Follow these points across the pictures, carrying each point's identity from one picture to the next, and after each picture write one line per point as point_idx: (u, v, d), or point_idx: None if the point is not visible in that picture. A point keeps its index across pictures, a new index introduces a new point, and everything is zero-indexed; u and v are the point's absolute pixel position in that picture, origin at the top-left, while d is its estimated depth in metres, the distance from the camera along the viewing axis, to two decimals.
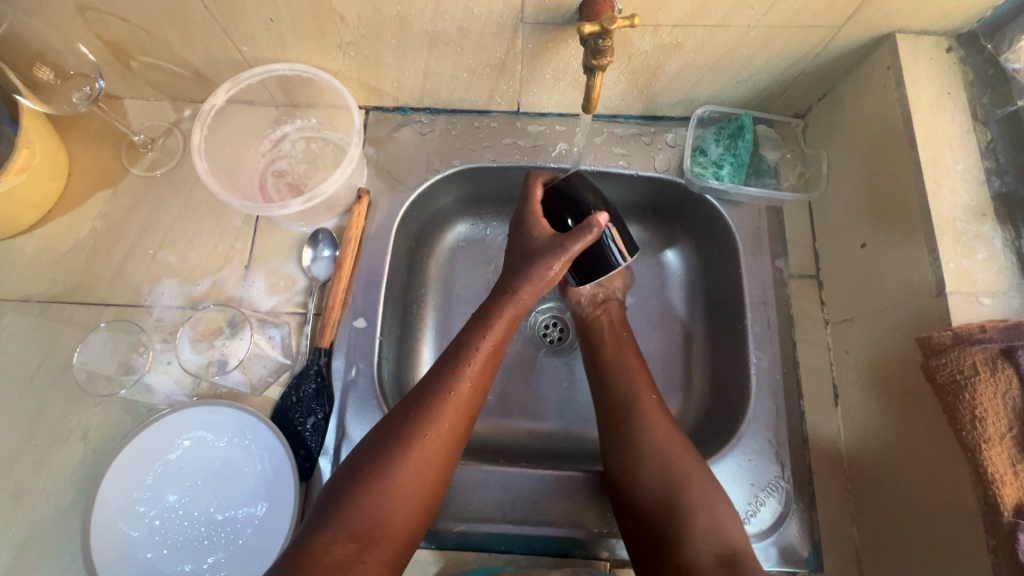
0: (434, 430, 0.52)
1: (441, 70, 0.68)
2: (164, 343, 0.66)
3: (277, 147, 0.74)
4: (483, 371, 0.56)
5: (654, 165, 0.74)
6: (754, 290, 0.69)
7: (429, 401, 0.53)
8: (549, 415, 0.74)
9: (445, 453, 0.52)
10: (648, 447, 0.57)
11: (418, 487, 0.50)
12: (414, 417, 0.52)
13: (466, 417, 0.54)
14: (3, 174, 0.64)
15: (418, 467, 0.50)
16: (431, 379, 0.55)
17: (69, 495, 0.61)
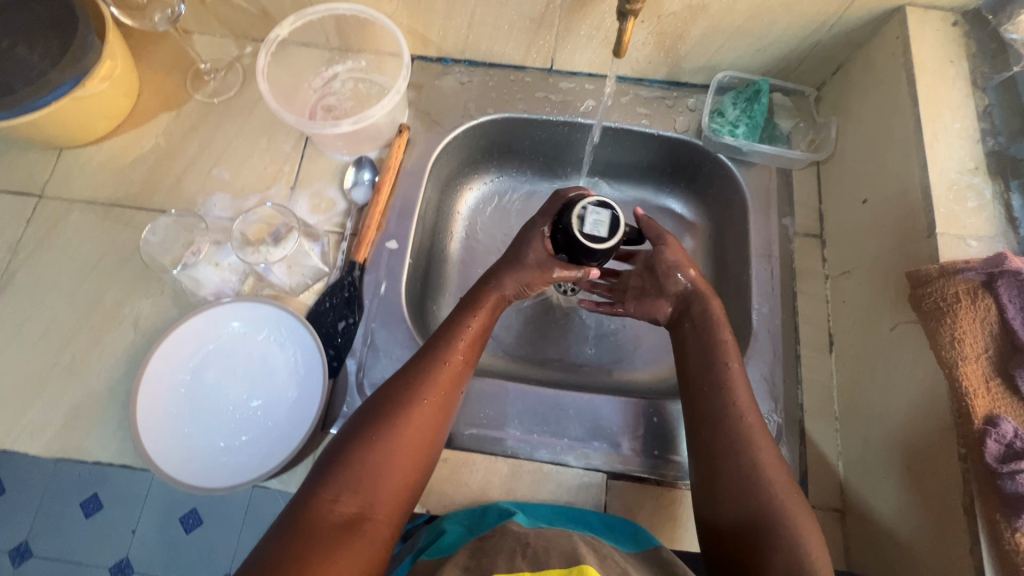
0: (430, 396, 0.55)
1: (485, 21, 0.74)
2: (213, 244, 0.72)
3: (327, 84, 0.81)
4: (474, 345, 0.60)
5: (675, 126, 0.79)
6: (760, 244, 0.74)
7: (426, 370, 0.57)
8: (558, 352, 0.80)
9: (439, 420, 0.56)
10: (710, 420, 0.57)
11: (417, 451, 0.53)
12: (409, 385, 0.56)
13: (460, 384, 0.58)
14: (91, 81, 0.70)
15: (416, 432, 0.54)
16: (429, 350, 0.59)
17: (118, 373, 0.67)
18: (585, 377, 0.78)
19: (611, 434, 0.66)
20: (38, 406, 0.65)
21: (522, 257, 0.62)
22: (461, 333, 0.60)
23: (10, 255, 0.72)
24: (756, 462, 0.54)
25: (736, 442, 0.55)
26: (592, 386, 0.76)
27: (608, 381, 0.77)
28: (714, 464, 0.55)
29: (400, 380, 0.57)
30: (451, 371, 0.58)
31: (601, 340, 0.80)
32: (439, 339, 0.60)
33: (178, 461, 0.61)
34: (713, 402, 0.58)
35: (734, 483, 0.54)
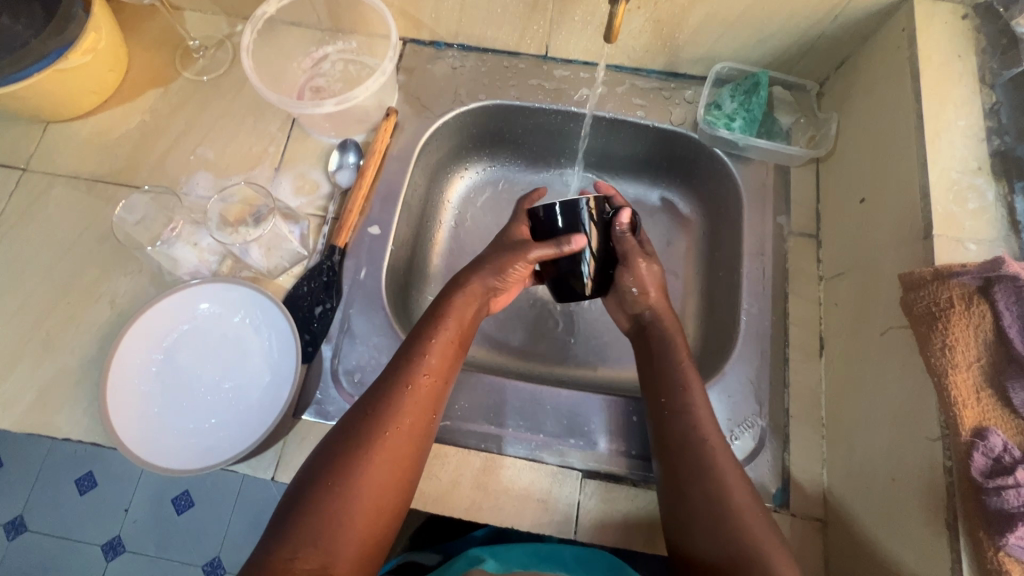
0: (396, 424, 0.54)
1: (477, 3, 0.73)
2: (193, 223, 0.71)
3: (317, 65, 0.79)
4: (443, 364, 0.59)
5: (671, 118, 0.77)
6: (752, 243, 0.71)
7: (392, 396, 0.55)
8: (542, 347, 0.78)
9: (408, 450, 0.54)
10: (673, 445, 0.56)
11: (384, 488, 0.52)
12: (372, 413, 0.54)
13: (429, 408, 0.57)
14: (73, 53, 0.70)
15: (383, 464, 0.52)
16: (395, 374, 0.57)
17: (92, 349, 0.66)
18: (568, 372, 0.76)
19: (587, 432, 0.64)
20: (10, 380, 0.64)
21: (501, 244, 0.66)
22: (428, 353, 0.59)
23: None
24: (723, 486, 0.53)
25: (703, 465, 0.54)
26: (575, 382, 0.75)
27: (592, 379, 0.75)
28: (681, 488, 0.54)
29: (365, 407, 0.55)
30: (421, 395, 0.56)
31: (587, 337, 0.79)
32: (406, 361, 0.58)
33: (145, 441, 0.60)
34: (680, 424, 0.57)
35: (703, 505, 0.52)
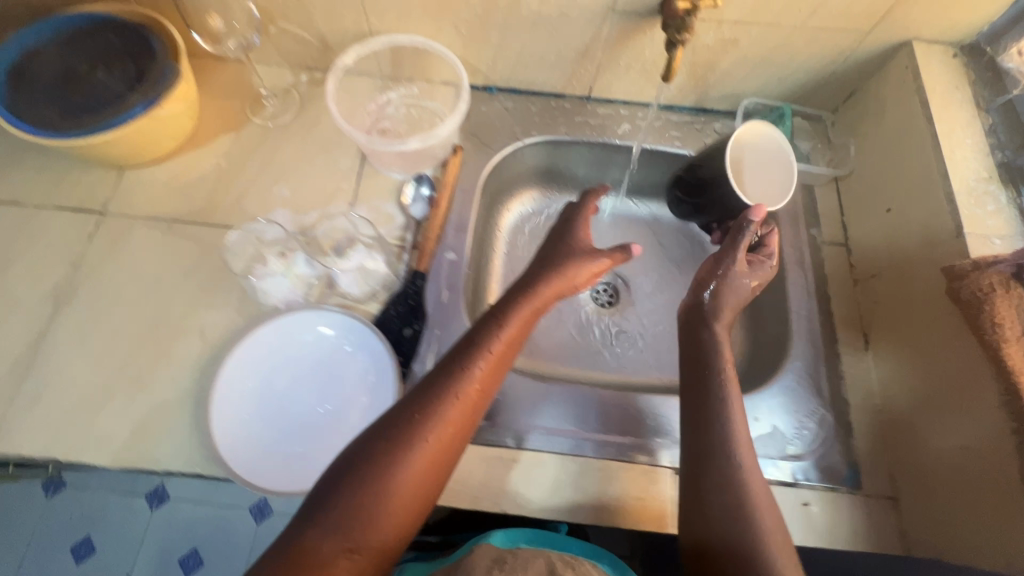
0: (441, 432, 0.54)
1: (533, 52, 0.81)
2: (278, 256, 0.73)
3: (381, 109, 0.86)
4: (489, 377, 0.59)
5: (705, 147, 0.87)
6: (792, 253, 0.80)
7: (437, 403, 0.55)
8: (602, 361, 0.87)
9: (448, 457, 0.54)
10: (711, 435, 0.59)
11: (419, 491, 0.52)
12: (416, 417, 0.54)
13: (473, 418, 0.57)
14: (169, 101, 0.73)
15: (415, 470, 0.52)
16: (443, 379, 0.56)
17: (186, 382, 0.67)
18: (623, 379, 0.85)
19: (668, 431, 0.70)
20: (105, 417, 0.65)
21: (573, 248, 0.70)
22: (476, 362, 0.58)
23: (73, 269, 0.73)
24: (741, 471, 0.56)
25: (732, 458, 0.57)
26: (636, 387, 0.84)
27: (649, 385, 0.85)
28: (706, 475, 0.56)
29: (407, 409, 0.54)
30: (465, 405, 0.56)
31: (639, 350, 0.88)
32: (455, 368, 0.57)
33: (252, 467, 0.62)
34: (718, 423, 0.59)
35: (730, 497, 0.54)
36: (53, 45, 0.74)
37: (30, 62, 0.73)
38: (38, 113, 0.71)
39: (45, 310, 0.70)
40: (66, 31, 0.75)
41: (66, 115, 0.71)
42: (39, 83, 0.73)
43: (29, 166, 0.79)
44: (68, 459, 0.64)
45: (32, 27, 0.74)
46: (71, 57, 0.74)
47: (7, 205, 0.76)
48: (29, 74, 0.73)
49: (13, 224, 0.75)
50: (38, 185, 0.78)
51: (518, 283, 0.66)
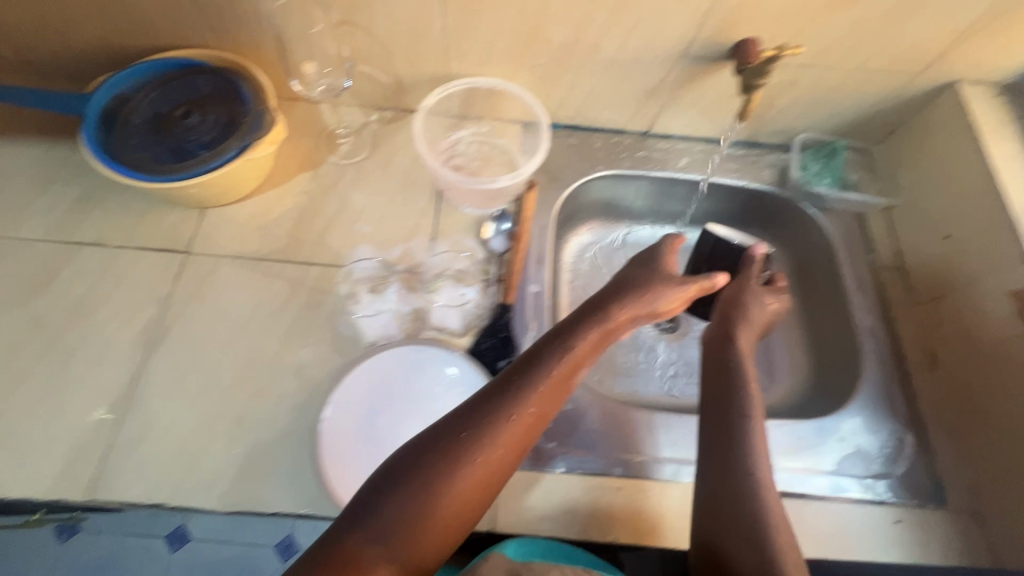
0: (492, 453, 0.51)
1: (602, 92, 0.85)
2: (370, 291, 0.75)
3: (453, 146, 0.88)
4: (549, 404, 0.55)
5: (761, 180, 0.92)
6: (853, 279, 0.84)
7: (496, 424, 0.52)
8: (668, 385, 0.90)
9: (494, 478, 0.51)
10: (742, 457, 0.60)
11: (461, 510, 0.49)
12: (472, 434, 0.51)
13: (525, 442, 0.54)
14: (261, 148, 0.73)
15: (462, 490, 0.49)
16: (503, 398, 0.54)
17: (287, 421, 0.68)
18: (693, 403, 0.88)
19: None
20: (208, 459, 0.65)
21: (655, 270, 0.71)
22: (539, 385, 0.55)
23: (163, 310, 0.73)
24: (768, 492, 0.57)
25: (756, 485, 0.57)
26: None
27: None
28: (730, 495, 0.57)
29: (463, 425, 0.52)
30: (522, 431, 0.53)
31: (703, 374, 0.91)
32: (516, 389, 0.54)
33: None
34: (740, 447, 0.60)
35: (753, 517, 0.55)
36: (145, 89, 0.76)
37: (124, 106, 0.75)
38: (135, 155, 0.73)
39: (139, 352, 0.70)
40: (158, 77, 0.78)
41: (164, 159, 0.74)
42: (133, 127, 0.74)
43: (111, 208, 0.79)
44: (174, 503, 0.63)
45: (124, 72, 0.76)
46: (164, 101, 0.76)
47: (92, 247, 0.76)
48: (122, 118, 0.75)
49: (99, 266, 0.75)
50: (122, 226, 0.78)
51: (589, 300, 0.65)
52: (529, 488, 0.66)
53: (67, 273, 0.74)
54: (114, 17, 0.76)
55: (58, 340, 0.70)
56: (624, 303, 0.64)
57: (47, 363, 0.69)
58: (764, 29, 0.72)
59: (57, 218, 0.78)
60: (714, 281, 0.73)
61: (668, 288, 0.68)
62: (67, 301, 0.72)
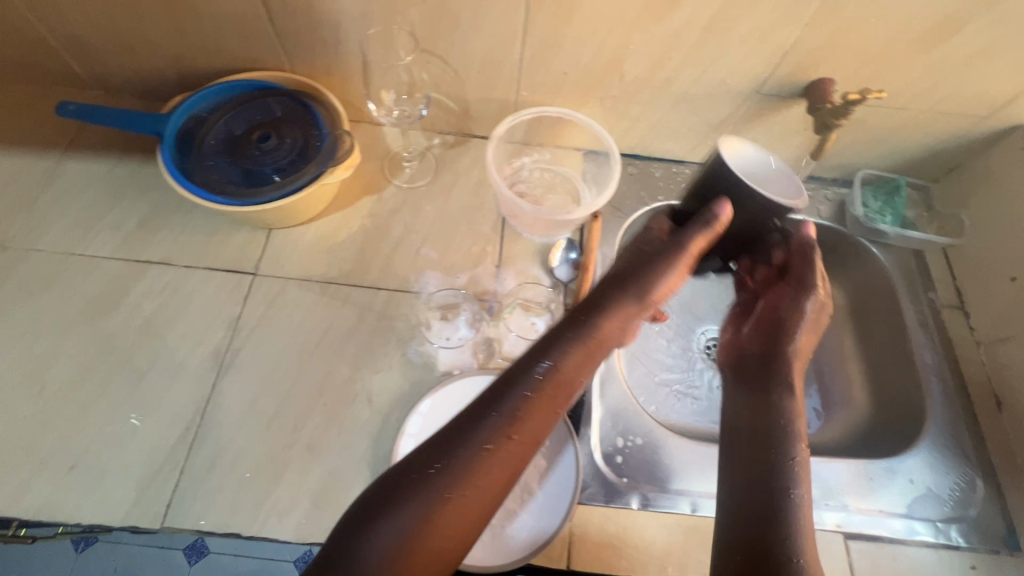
0: (470, 487, 0.47)
1: (667, 124, 0.85)
2: (441, 319, 0.75)
3: (517, 173, 0.88)
4: (539, 426, 0.51)
5: (819, 214, 0.92)
6: (916, 317, 0.85)
7: (475, 455, 0.48)
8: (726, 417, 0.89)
9: (477, 516, 0.47)
10: (765, 486, 0.54)
11: (442, 553, 0.45)
12: (451, 468, 0.47)
13: (512, 473, 0.49)
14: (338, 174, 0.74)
15: (446, 529, 0.45)
16: (483, 422, 0.50)
17: (360, 450, 0.67)
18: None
19: (828, 492, 0.71)
20: (282, 487, 0.64)
21: (648, 256, 0.65)
22: (519, 405, 0.51)
23: (231, 332, 0.73)
24: (795, 534, 0.50)
25: (777, 515, 0.52)
26: None
27: None
28: (749, 531, 0.51)
29: (439, 457, 0.48)
30: (508, 458, 0.49)
31: None
32: (501, 411, 0.50)
33: None
34: (766, 475, 0.55)
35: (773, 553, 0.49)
36: (220, 110, 0.77)
37: (199, 127, 0.77)
38: (209, 175, 0.73)
39: (209, 375, 0.70)
40: (233, 98, 0.79)
41: (237, 179, 0.74)
42: (208, 146, 0.75)
43: (179, 227, 0.79)
44: (248, 532, 0.62)
45: (200, 93, 0.77)
46: (238, 121, 0.77)
47: (160, 266, 0.76)
48: (198, 138, 0.76)
49: (168, 285, 0.75)
50: (189, 246, 0.78)
51: (580, 305, 0.60)
52: (605, 524, 0.66)
53: (136, 293, 0.74)
54: (193, 39, 0.77)
55: (128, 361, 0.69)
56: (616, 305, 0.59)
57: (118, 384, 0.68)
58: (840, 70, 0.73)
59: (126, 236, 0.78)
60: (717, 220, 0.63)
61: (672, 269, 0.63)
62: (137, 321, 0.72)
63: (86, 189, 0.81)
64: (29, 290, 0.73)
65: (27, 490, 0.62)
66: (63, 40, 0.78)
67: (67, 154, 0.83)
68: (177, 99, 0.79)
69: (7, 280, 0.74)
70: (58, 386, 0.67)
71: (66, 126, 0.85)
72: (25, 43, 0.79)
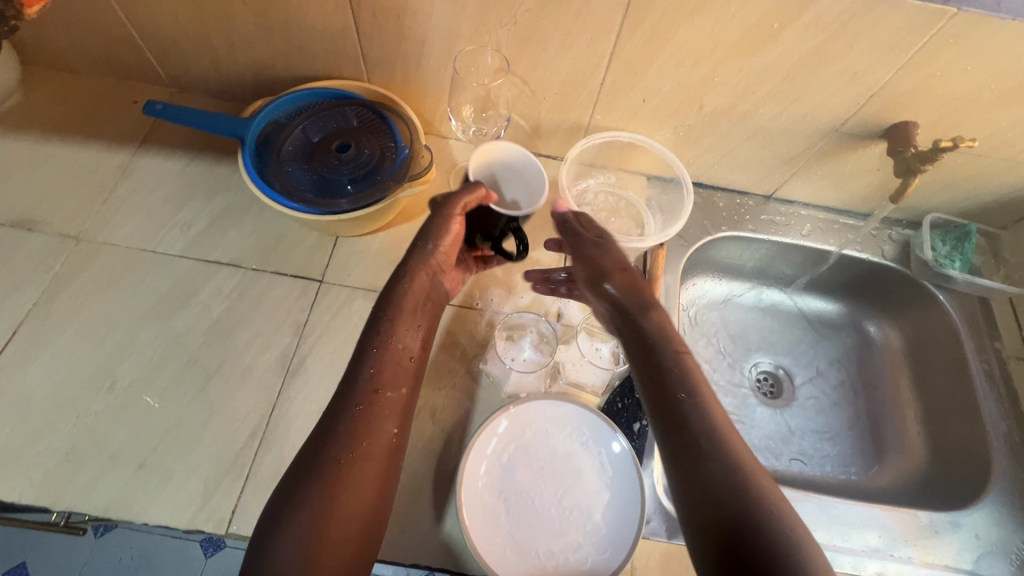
0: (363, 444, 0.55)
1: (737, 156, 0.85)
2: (506, 339, 0.75)
3: (582, 196, 0.88)
4: (399, 372, 0.60)
5: (883, 254, 0.91)
6: (980, 367, 0.83)
7: (350, 421, 0.56)
8: (779, 455, 0.87)
9: (385, 461, 0.56)
10: (682, 398, 0.55)
11: (362, 492, 0.53)
12: (333, 441, 0.55)
13: (397, 417, 0.58)
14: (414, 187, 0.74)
15: (358, 491, 0.53)
16: (349, 388, 0.58)
17: (423, 467, 0.67)
18: (805, 475, 0.85)
19: (888, 540, 0.72)
20: None
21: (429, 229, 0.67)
22: (373, 367, 0.59)
23: (299, 338, 0.72)
24: (717, 435, 0.53)
25: (706, 421, 0.54)
26: (824, 487, 0.84)
27: (827, 485, 0.85)
28: (683, 446, 0.53)
29: (324, 434, 0.55)
30: (376, 410, 0.57)
31: (812, 444, 0.89)
32: (360, 379, 0.59)
33: (507, 563, 0.61)
34: (678, 388, 0.56)
35: (715, 460, 0.51)
36: (299, 116, 0.78)
37: (277, 132, 0.77)
38: (286, 180, 0.74)
39: (276, 380, 0.69)
40: (311, 105, 0.79)
41: (311, 185, 0.74)
42: (286, 151, 0.76)
43: (248, 229, 0.79)
44: None
45: (281, 99, 0.77)
46: (315, 128, 0.77)
47: (230, 267, 0.76)
48: (276, 143, 0.76)
49: (238, 287, 0.75)
50: (259, 248, 0.78)
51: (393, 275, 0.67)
52: (667, 562, 0.65)
53: (206, 293, 0.74)
54: (278, 45, 0.78)
55: (196, 362, 0.70)
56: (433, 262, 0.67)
57: (186, 384, 0.68)
58: (926, 114, 0.72)
59: (196, 235, 0.78)
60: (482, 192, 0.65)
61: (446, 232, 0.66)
62: (205, 322, 0.72)
63: (160, 186, 0.81)
64: (102, 284, 0.74)
65: (96, 486, 0.62)
66: (149, 39, 0.79)
67: (142, 149, 0.84)
68: (257, 105, 0.80)
69: (81, 272, 0.74)
70: (128, 382, 0.68)
71: (142, 121, 0.86)
72: (111, 40, 0.80)
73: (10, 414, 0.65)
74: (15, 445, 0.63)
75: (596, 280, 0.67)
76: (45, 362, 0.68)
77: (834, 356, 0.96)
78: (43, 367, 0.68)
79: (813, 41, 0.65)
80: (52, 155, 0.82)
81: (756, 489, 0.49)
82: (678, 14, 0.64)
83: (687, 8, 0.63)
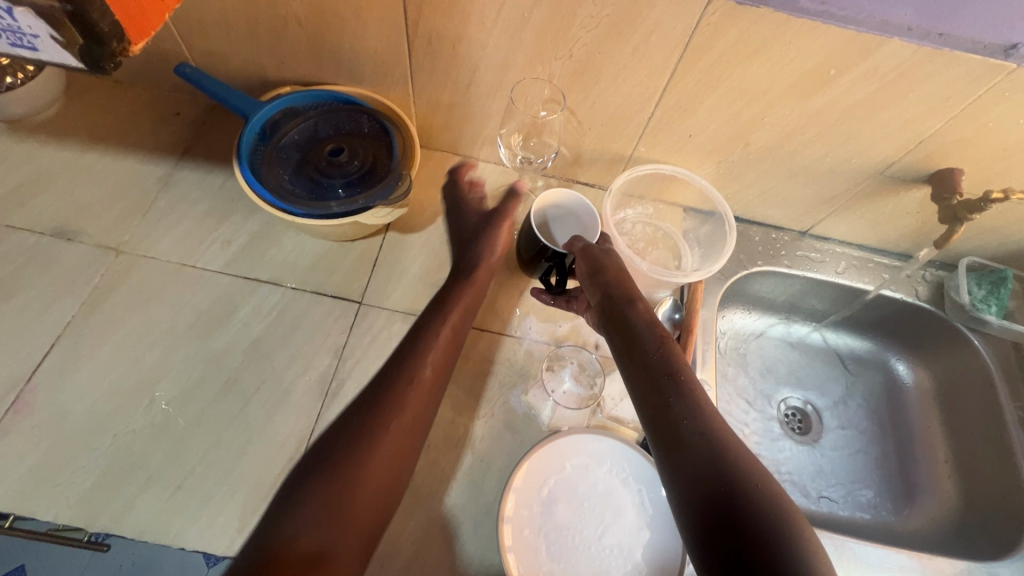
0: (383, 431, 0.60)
1: (777, 193, 0.85)
2: (547, 370, 0.75)
3: (621, 226, 0.88)
4: (433, 376, 0.66)
5: (917, 294, 0.91)
6: (1016, 413, 0.83)
7: None
8: (807, 494, 0.86)
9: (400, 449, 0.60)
10: (675, 412, 0.54)
11: (373, 478, 0.58)
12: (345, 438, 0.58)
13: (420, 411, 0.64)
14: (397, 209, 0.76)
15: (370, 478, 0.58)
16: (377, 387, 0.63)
17: (461, 498, 0.66)
18: (833, 515, 0.85)
19: None
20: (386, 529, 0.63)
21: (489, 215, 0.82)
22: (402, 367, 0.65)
23: (338, 361, 0.72)
24: (717, 447, 0.51)
25: (705, 435, 0.52)
26: (853, 530, 0.84)
27: (856, 527, 0.84)
28: (683, 463, 0.51)
29: None
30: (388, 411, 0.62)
31: (838, 483, 0.88)
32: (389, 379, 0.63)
33: None
34: (672, 402, 0.54)
35: (716, 474, 0.49)
36: (311, 115, 0.77)
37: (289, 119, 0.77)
38: (272, 169, 0.73)
39: (315, 405, 0.68)
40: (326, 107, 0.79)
41: (298, 180, 0.73)
42: (288, 139, 0.75)
43: (288, 247, 0.79)
44: None
45: (308, 91, 0.78)
46: (325, 126, 0.77)
47: (269, 285, 0.76)
48: (282, 128, 0.76)
49: (276, 307, 0.75)
50: (298, 267, 0.78)
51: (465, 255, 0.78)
52: None
53: (245, 311, 0.74)
54: (326, 66, 0.78)
55: (235, 380, 0.69)
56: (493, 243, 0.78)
57: (224, 405, 0.67)
58: (973, 162, 0.72)
59: (236, 252, 0.78)
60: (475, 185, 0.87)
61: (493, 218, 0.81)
62: (244, 341, 0.72)
63: (200, 199, 0.81)
64: (142, 298, 0.73)
65: (132, 508, 0.61)
66: (198, 55, 0.80)
67: (182, 162, 0.84)
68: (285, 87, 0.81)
69: (121, 286, 0.74)
70: (165, 400, 0.67)
71: (184, 133, 0.86)
72: (159, 52, 0.80)
73: (48, 430, 0.64)
74: (52, 461, 0.62)
75: (593, 274, 0.65)
76: (82, 377, 0.67)
77: (862, 393, 0.96)
78: (81, 382, 0.67)
79: (868, 89, 0.65)
80: (92, 164, 0.82)
81: (762, 499, 0.47)
82: (736, 56, 0.64)
83: (746, 51, 0.63)
